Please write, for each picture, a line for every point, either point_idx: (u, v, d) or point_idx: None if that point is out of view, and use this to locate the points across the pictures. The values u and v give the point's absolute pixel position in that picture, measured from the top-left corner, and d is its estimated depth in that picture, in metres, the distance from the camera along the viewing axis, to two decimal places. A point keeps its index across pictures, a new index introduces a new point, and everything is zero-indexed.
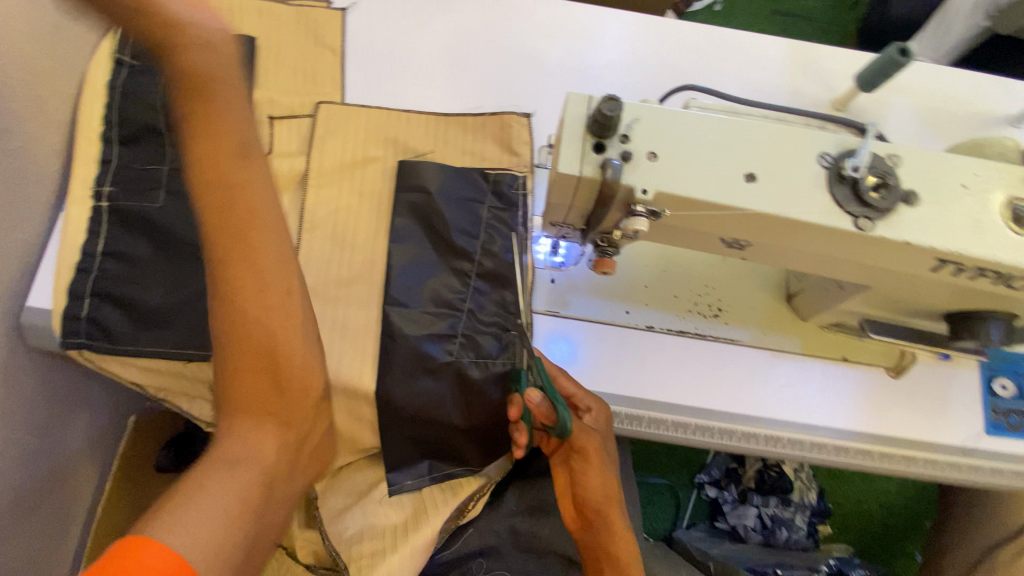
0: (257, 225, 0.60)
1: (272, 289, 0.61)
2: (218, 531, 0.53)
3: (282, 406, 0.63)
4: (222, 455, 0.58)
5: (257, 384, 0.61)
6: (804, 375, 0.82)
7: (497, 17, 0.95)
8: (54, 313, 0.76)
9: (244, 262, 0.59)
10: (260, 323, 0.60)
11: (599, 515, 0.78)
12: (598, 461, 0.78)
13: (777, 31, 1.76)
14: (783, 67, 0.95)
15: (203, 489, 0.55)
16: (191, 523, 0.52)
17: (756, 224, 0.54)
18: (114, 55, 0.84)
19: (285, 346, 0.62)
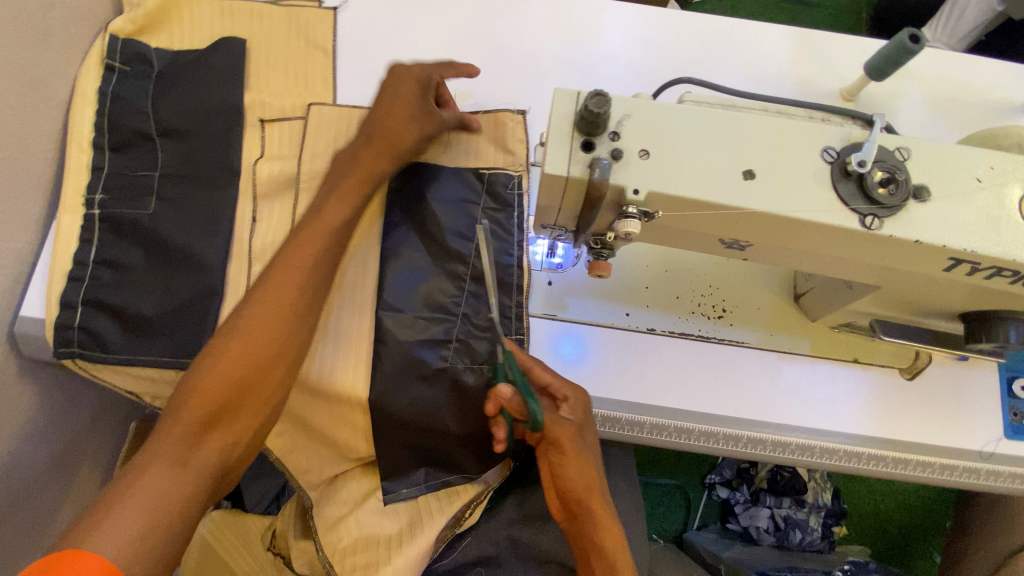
0: (292, 272, 0.69)
1: (276, 326, 0.68)
2: (140, 535, 0.55)
3: (236, 419, 0.66)
4: (162, 456, 0.60)
5: (218, 397, 0.64)
6: (812, 378, 0.79)
7: (492, 13, 0.92)
8: (48, 323, 0.75)
9: (270, 302, 0.68)
10: (252, 339, 0.67)
11: (581, 506, 0.74)
12: (578, 451, 0.73)
13: (786, 19, 1.71)
14: (790, 57, 0.92)
15: (136, 490, 0.57)
16: (116, 526, 0.55)
17: (756, 224, 0.51)
18: (104, 61, 0.83)
19: (270, 363, 0.67)
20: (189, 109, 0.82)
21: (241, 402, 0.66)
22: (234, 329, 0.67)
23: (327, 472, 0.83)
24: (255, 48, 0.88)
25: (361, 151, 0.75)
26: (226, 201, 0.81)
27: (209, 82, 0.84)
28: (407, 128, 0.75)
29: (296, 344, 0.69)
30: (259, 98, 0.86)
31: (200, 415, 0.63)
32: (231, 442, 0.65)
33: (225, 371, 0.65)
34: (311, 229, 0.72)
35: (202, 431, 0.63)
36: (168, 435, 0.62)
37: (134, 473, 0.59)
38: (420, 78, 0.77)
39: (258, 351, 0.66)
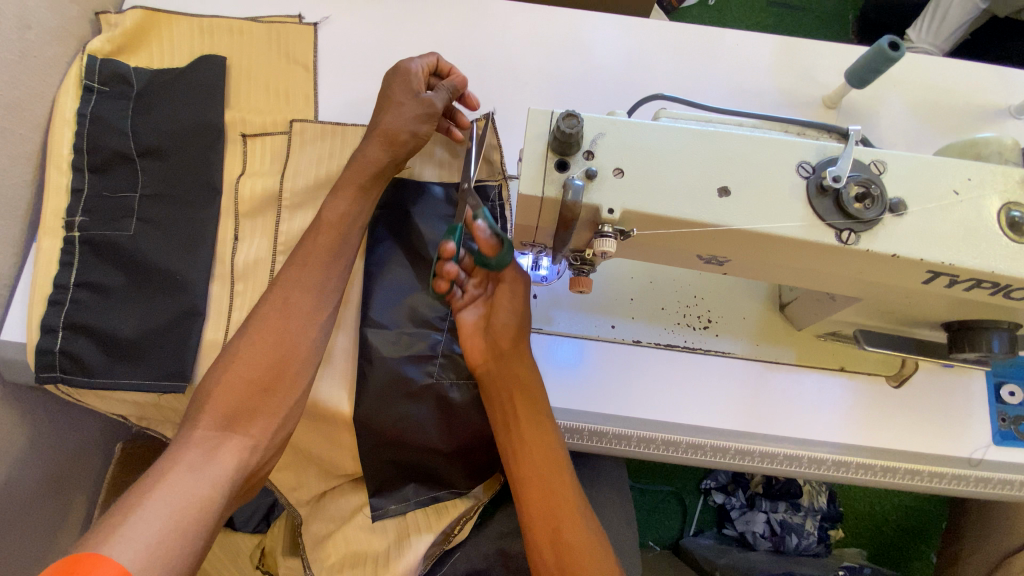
0: (303, 279, 0.73)
1: (288, 333, 0.70)
2: (160, 539, 0.54)
3: (253, 424, 0.67)
4: (182, 458, 0.61)
5: (234, 401, 0.66)
6: (799, 386, 0.79)
7: (474, 25, 0.92)
8: (28, 348, 0.74)
9: (278, 311, 0.71)
10: (268, 340, 0.69)
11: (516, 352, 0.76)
12: (523, 311, 0.77)
13: (771, 24, 1.72)
14: (772, 66, 0.92)
15: (157, 493, 0.57)
16: (135, 529, 0.54)
17: (733, 240, 0.51)
18: (83, 81, 0.82)
19: (290, 364, 0.70)
20: (171, 129, 0.82)
21: (256, 404, 0.67)
22: (246, 338, 0.69)
23: (315, 490, 0.83)
24: (236, 66, 0.88)
25: (361, 151, 0.76)
26: (208, 219, 0.80)
27: (190, 101, 0.83)
28: (399, 122, 0.75)
29: (304, 354, 0.71)
30: (240, 115, 0.85)
31: (217, 418, 0.65)
32: (248, 446, 0.66)
33: (241, 376, 0.67)
34: (319, 241, 0.74)
35: (220, 433, 0.65)
36: (188, 440, 0.63)
37: (153, 478, 0.59)
38: (408, 72, 0.76)
39: (272, 357, 0.69)
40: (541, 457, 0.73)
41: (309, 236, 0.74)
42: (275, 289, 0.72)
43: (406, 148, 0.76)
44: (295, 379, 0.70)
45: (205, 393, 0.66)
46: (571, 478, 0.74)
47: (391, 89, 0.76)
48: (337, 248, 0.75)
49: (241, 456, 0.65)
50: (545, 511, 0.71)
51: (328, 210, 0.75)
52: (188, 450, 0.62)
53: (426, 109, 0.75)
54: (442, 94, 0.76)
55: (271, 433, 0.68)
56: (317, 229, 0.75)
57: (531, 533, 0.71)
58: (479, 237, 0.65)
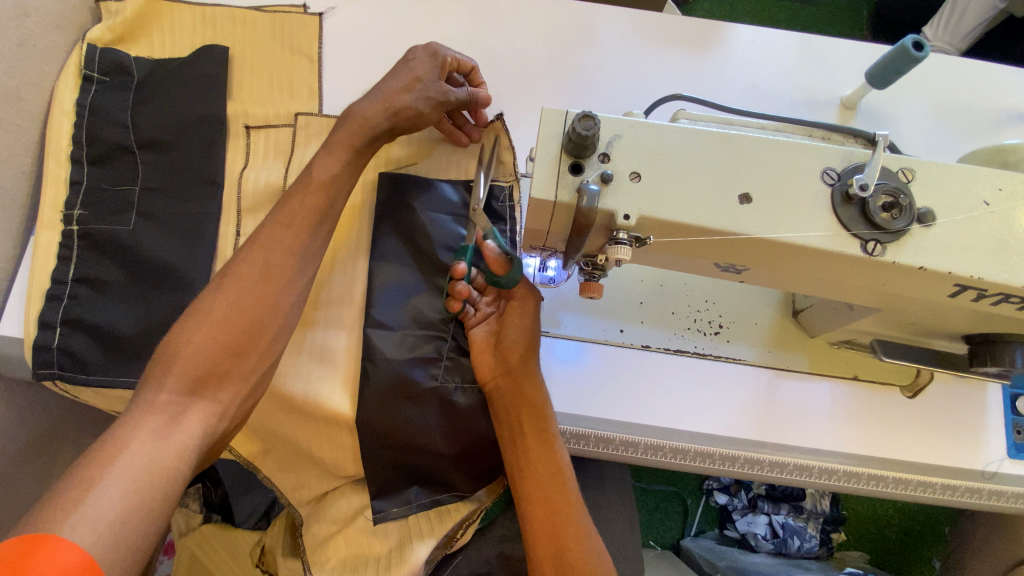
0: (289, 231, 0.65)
1: (264, 293, 0.63)
2: (124, 517, 0.48)
3: (223, 388, 0.60)
4: (144, 425, 0.54)
5: (204, 362, 0.59)
6: (811, 394, 0.77)
7: (483, 17, 0.89)
8: (25, 343, 0.73)
9: (255, 271, 0.63)
10: (240, 297, 0.61)
11: (524, 366, 0.74)
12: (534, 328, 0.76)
13: (784, 19, 1.69)
14: (790, 64, 0.89)
15: (118, 465, 0.51)
16: (96, 508, 0.48)
17: (753, 248, 0.49)
18: (83, 71, 0.80)
19: (267, 323, 0.63)
20: (171, 121, 0.80)
21: (228, 367, 0.60)
22: (218, 293, 0.61)
23: (316, 490, 0.81)
24: (239, 55, 0.85)
25: (360, 106, 0.70)
26: (209, 214, 0.78)
27: (191, 92, 0.81)
28: (410, 92, 0.70)
29: (284, 320, 0.64)
30: (242, 108, 0.83)
31: (186, 380, 0.58)
32: (217, 413, 0.59)
33: (211, 335, 0.60)
34: (307, 191, 0.67)
35: (188, 397, 0.57)
36: (150, 404, 0.56)
37: (112, 448, 0.52)
38: (436, 50, 0.73)
39: (246, 317, 0.61)
40: (546, 470, 0.72)
41: (293, 196, 0.67)
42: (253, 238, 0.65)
43: (404, 119, 0.71)
44: (270, 343, 0.64)
45: (171, 352, 0.59)
46: (574, 495, 0.72)
47: (415, 60, 0.72)
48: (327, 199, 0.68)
49: (207, 423, 0.58)
50: (549, 528, 0.70)
51: (317, 168, 0.68)
52: (151, 415, 0.55)
53: (436, 93, 0.71)
54: (462, 92, 0.74)
55: (241, 400, 0.61)
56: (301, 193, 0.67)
57: (534, 547, 0.69)
58: (489, 255, 0.67)
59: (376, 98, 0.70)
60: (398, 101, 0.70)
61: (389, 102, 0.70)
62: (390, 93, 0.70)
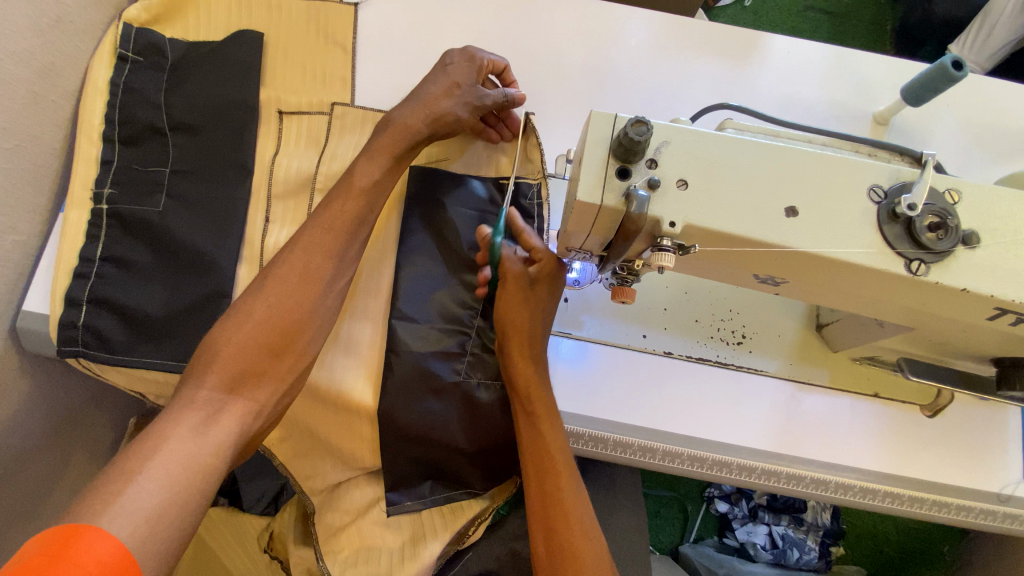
0: (320, 233, 0.67)
1: (303, 295, 0.65)
2: (160, 510, 0.49)
3: (259, 387, 0.61)
4: (183, 421, 0.55)
5: (242, 361, 0.60)
6: (832, 409, 0.77)
7: (519, 14, 0.89)
8: (51, 320, 0.73)
9: (295, 276, 0.65)
10: (279, 301, 0.63)
11: (508, 340, 0.72)
12: (536, 294, 0.73)
13: (807, 29, 1.70)
14: (822, 76, 0.89)
15: (158, 458, 0.51)
16: (135, 500, 0.48)
17: (794, 262, 0.50)
18: (117, 50, 0.80)
19: (303, 325, 0.64)
20: (204, 104, 0.80)
21: (266, 367, 0.62)
22: (258, 295, 0.64)
23: (330, 480, 0.81)
24: (273, 42, 0.85)
25: (401, 110, 0.73)
26: (238, 200, 0.78)
27: (224, 77, 0.81)
28: (449, 97, 0.73)
29: (317, 322, 0.66)
30: (275, 94, 0.83)
31: (225, 378, 0.59)
32: (253, 412, 0.60)
33: (250, 336, 0.61)
34: (339, 198, 0.69)
35: (226, 396, 0.59)
36: (190, 401, 0.57)
37: (152, 441, 0.53)
38: (473, 55, 0.75)
39: (284, 318, 0.63)
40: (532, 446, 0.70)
41: (331, 203, 0.69)
42: (292, 243, 0.67)
43: (445, 122, 0.73)
44: (305, 346, 0.65)
45: (212, 348, 0.60)
46: (567, 473, 0.70)
47: (453, 65, 0.75)
48: (359, 202, 0.69)
49: (242, 422, 0.59)
50: (541, 501, 0.69)
51: (358, 174, 0.70)
52: (190, 411, 0.56)
53: (472, 96, 0.73)
54: (498, 93, 0.74)
55: (276, 400, 0.62)
56: (340, 197, 0.69)
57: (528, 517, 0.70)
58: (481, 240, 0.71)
59: (415, 101, 0.73)
60: (436, 105, 0.72)
61: (428, 105, 0.72)
62: (430, 97, 0.73)
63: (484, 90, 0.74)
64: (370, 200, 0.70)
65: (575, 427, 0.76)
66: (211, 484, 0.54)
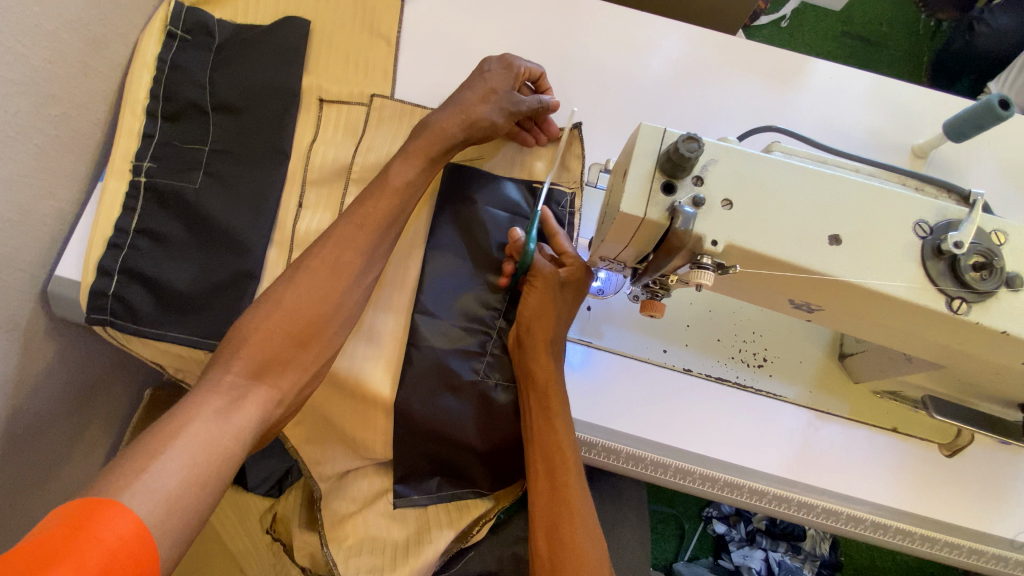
0: (354, 227, 0.68)
1: (331, 288, 0.65)
2: (180, 491, 0.49)
3: (283, 375, 0.62)
4: (206, 403, 0.56)
5: (268, 350, 0.61)
6: (848, 440, 0.77)
7: (563, 20, 0.89)
8: (83, 288, 0.74)
9: (326, 265, 0.65)
10: (309, 292, 0.64)
11: (530, 339, 0.72)
12: (563, 296, 0.74)
13: (842, 55, 1.69)
14: (863, 105, 0.88)
15: (181, 439, 0.52)
16: (156, 479, 0.49)
17: (829, 291, 0.50)
18: (167, 27, 0.82)
19: (330, 319, 0.65)
20: (247, 87, 0.81)
21: (291, 356, 0.62)
22: (290, 285, 0.64)
23: (339, 467, 0.82)
24: (319, 31, 0.86)
25: (437, 114, 0.73)
26: (273, 184, 0.79)
27: (269, 61, 0.82)
28: (485, 103, 0.73)
29: (344, 313, 0.66)
30: (317, 82, 0.84)
31: (251, 364, 0.60)
32: (275, 399, 0.61)
33: (278, 325, 0.62)
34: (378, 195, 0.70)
35: (250, 381, 0.59)
36: (215, 384, 0.58)
37: (176, 422, 0.53)
38: (510, 61, 0.75)
39: (312, 310, 0.64)
40: (545, 446, 0.69)
41: (370, 197, 0.69)
42: (325, 238, 0.68)
43: (480, 128, 0.73)
44: (330, 339, 0.65)
45: (243, 333, 0.61)
46: (577, 479, 0.69)
47: (490, 70, 0.74)
48: (394, 196, 0.70)
49: (264, 409, 0.59)
50: (548, 503, 0.69)
51: (394, 173, 0.71)
52: (214, 395, 0.57)
53: (507, 102, 0.74)
54: (533, 100, 0.75)
55: (298, 389, 0.63)
56: (381, 192, 0.70)
57: (532, 519, 0.69)
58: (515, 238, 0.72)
59: (451, 105, 0.73)
60: (472, 110, 0.73)
61: (463, 109, 0.73)
62: (465, 102, 0.73)
63: (519, 96, 0.74)
64: (404, 194, 0.71)
65: (590, 435, 0.75)
66: (230, 469, 0.54)
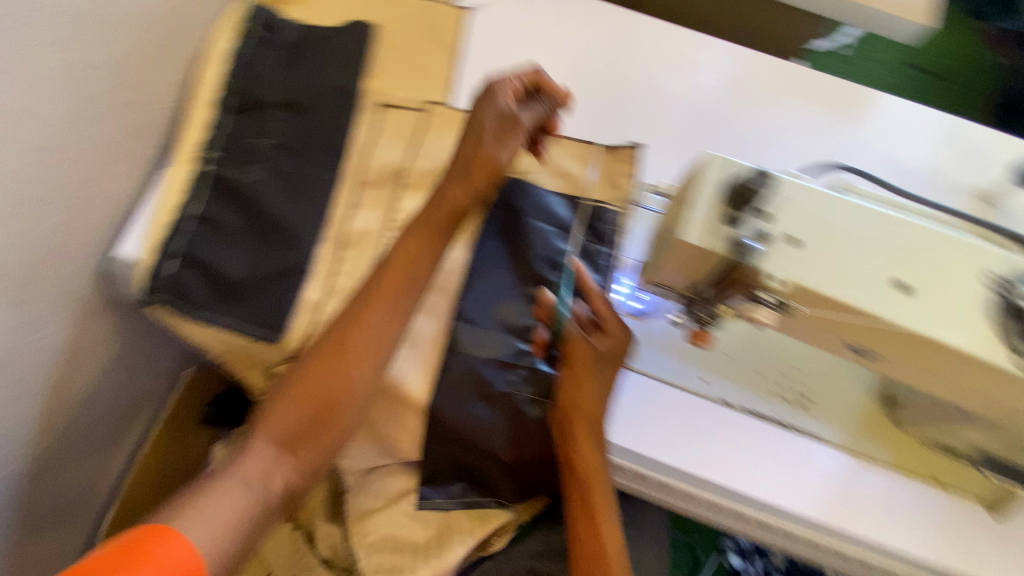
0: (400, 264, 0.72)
1: (350, 365, 0.69)
2: (203, 556, 0.58)
3: (305, 448, 0.68)
4: (236, 471, 0.65)
5: (292, 425, 0.68)
6: (889, 490, 0.74)
7: (623, 39, 0.90)
8: (141, 268, 0.77)
9: None
10: (330, 374, 0.69)
11: (568, 419, 0.72)
12: (602, 370, 0.73)
13: (901, 87, 1.64)
14: (929, 143, 0.86)
15: (205, 515, 0.60)
16: (182, 554, 0.57)
17: (890, 339, 0.49)
18: (240, 24, 0.85)
19: (348, 394, 0.69)
20: (310, 86, 0.83)
21: (312, 431, 0.68)
22: (311, 364, 0.69)
23: (366, 464, 0.82)
24: (383, 35, 0.88)
25: (452, 178, 0.74)
26: (327, 181, 0.81)
27: (333, 62, 0.85)
28: (495, 149, 0.73)
29: (360, 392, 0.70)
30: (378, 86, 0.86)
31: (275, 438, 0.67)
32: (297, 469, 0.68)
33: (302, 400, 0.68)
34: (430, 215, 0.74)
35: (275, 454, 0.67)
36: (246, 456, 0.66)
37: (210, 486, 0.63)
38: (495, 89, 0.73)
39: (330, 386, 0.69)
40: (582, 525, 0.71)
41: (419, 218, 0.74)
42: (359, 299, 0.71)
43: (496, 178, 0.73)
44: (351, 412, 0.70)
45: (285, 391, 0.69)
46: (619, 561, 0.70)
47: (482, 113, 0.73)
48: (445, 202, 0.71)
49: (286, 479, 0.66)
50: None
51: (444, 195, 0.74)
52: (243, 466, 0.65)
53: (513, 125, 0.73)
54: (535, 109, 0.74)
55: (317, 461, 0.69)
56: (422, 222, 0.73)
57: None
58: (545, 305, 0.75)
59: (463, 153, 0.75)
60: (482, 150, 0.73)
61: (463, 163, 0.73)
62: (472, 146, 0.73)
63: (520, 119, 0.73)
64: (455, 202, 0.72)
65: (620, 460, 0.75)
66: (249, 534, 0.62)
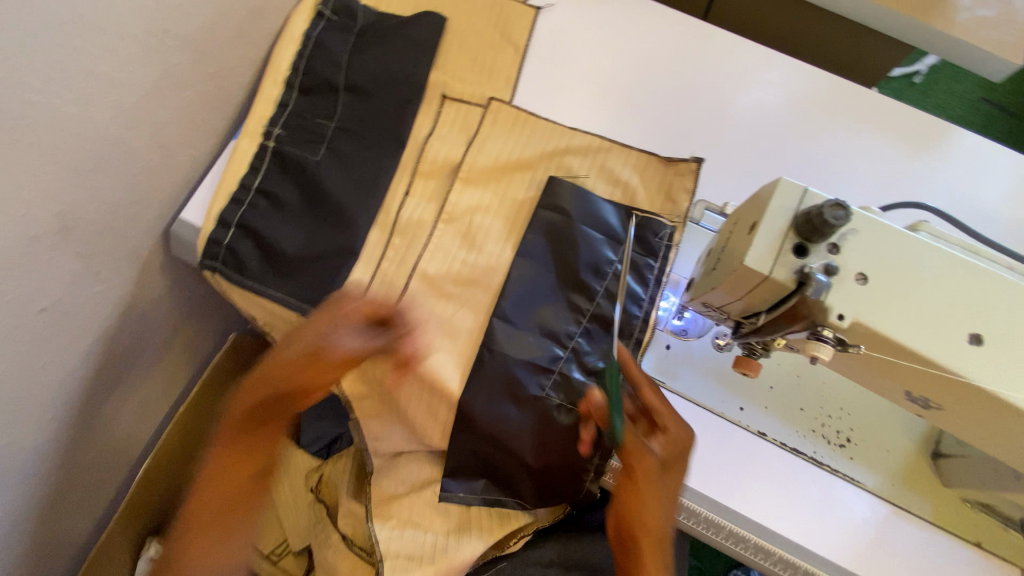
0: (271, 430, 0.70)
1: (255, 446, 0.70)
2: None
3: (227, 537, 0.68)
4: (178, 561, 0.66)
5: (213, 502, 0.68)
6: (926, 548, 0.70)
7: (694, 52, 0.88)
8: (202, 233, 0.80)
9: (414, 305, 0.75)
10: (213, 500, 0.68)
11: (637, 551, 0.63)
12: (670, 483, 0.64)
13: (976, 123, 1.56)
14: (1010, 187, 0.81)
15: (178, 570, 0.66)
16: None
17: (955, 391, 0.46)
18: (318, 8, 0.87)
19: (238, 534, 0.69)
20: (378, 72, 0.85)
21: (228, 522, 0.68)
22: (228, 447, 0.68)
23: (395, 448, 0.84)
24: (453, 28, 0.89)
25: (265, 374, 0.68)
26: (384, 168, 0.82)
27: (402, 51, 0.86)
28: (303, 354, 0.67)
29: (264, 459, 0.70)
30: (443, 79, 0.87)
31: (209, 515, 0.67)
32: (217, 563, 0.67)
33: (222, 488, 0.68)
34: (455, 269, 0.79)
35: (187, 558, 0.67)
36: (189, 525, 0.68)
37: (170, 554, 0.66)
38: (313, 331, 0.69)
39: (236, 476, 0.69)
40: None
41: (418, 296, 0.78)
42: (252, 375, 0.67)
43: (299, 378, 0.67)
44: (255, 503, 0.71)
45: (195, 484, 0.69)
46: None
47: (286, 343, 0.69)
48: None
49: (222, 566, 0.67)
50: None
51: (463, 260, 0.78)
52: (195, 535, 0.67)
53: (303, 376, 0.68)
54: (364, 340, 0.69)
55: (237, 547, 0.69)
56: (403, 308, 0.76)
57: None
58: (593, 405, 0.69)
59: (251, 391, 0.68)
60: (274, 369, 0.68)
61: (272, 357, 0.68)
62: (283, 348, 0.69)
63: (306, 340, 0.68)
64: None
65: None
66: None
